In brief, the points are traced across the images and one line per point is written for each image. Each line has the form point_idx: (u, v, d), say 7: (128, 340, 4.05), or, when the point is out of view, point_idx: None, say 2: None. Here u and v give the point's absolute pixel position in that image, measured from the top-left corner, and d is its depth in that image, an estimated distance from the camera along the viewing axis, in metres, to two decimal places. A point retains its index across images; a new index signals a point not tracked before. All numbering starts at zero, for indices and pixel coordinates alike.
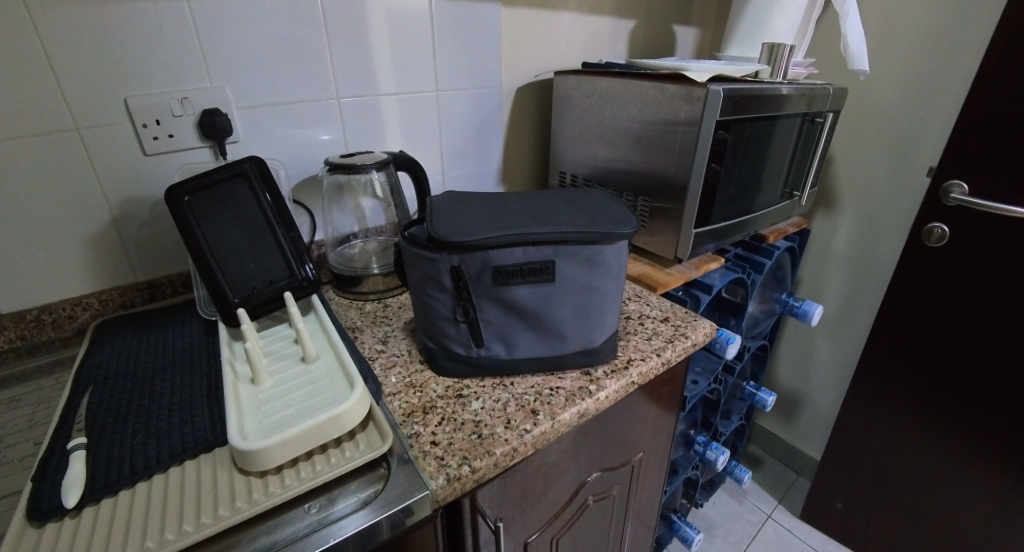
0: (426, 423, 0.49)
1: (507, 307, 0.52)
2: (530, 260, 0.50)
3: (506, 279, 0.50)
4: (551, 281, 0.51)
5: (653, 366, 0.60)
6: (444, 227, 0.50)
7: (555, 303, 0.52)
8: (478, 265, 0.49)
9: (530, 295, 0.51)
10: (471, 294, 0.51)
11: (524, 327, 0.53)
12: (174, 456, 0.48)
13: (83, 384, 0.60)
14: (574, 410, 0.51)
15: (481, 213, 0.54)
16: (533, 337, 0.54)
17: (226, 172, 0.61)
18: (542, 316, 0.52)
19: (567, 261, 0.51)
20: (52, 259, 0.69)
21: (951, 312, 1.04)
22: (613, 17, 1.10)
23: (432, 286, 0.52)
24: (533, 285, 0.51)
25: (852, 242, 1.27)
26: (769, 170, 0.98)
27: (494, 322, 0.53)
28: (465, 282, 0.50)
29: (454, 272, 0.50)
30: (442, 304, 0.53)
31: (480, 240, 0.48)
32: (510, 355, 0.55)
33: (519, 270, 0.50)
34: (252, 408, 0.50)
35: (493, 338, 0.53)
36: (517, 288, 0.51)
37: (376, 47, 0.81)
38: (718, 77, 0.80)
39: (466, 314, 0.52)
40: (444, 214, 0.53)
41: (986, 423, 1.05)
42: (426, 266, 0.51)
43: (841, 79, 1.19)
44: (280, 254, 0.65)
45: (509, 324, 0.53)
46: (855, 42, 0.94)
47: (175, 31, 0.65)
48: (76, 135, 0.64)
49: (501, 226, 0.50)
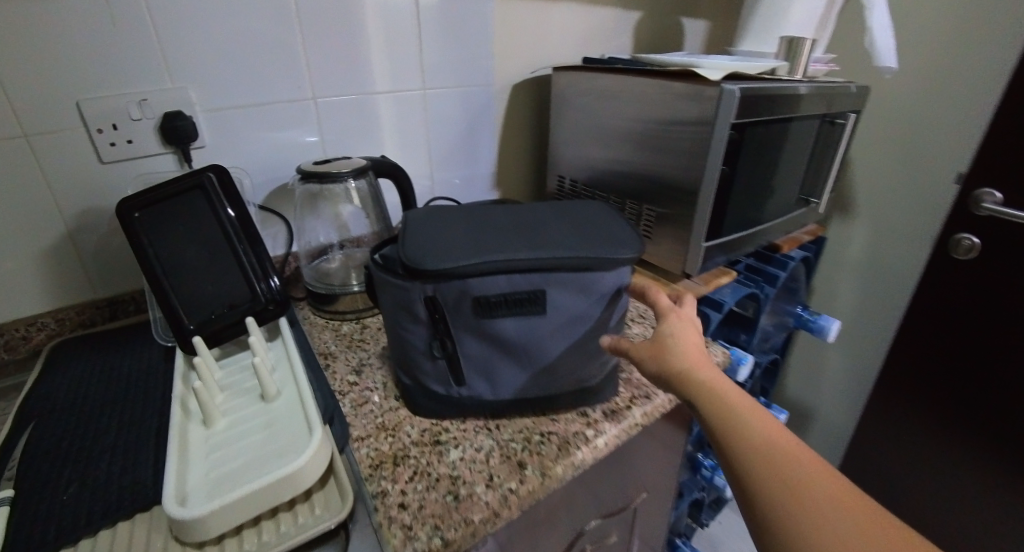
0: (396, 480, 0.43)
1: (491, 342, 0.45)
2: (516, 289, 0.43)
3: (489, 311, 0.43)
4: (540, 312, 0.44)
5: (660, 405, 0.52)
6: (418, 250, 0.43)
7: (546, 338, 0.45)
8: (456, 294, 0.43)
9: (518, 329, 0.44)
10: (450, 327, 0.44)
11: (512, 365, 0.46)
12: (106, 516, 0.42)
13: (25, 419, 0.54)
14: (569, 463, 0.44)
15: (462, 232, 0.47)
16: (523, 376, 0.47)
17: (181, 186, 0.54)
18: (532, 354, 0.46)
19: (560, 290, 0.44)
20: (1, 279, 0.62)
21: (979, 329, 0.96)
22: (616, 9, 1.03)
23: (405, 317, 0.45)
24: (520, 317, 0.44)
25: (869, 250, 1.20)
26: (782, 174, 0.90)
27: (476, 358, 0.46)
28: (442, 313, 0.44)
29: (428, 302, 0.43)
30: (417, 337, 0.46)
31: (459, 266, 0.41)
32: (496, 395, 0.48)
33: (504, 300, 0.43)
34: (198, 460, 0.44)
35: (476, 376, 0.47)
36: (502, 320, 0.44)
37: (358, 42, 0.74)
38: (732, 76, 0.72)
39: (444, 349, 0.45)
40: (419, 234, 0.46)
41: (1014, 452, 0.96)
42: (397, 294, 0.44)
43: (862, 75, 1.11)
44: (240, 273, 0.58)
45: (495, 362, 0.46)
46: (881, 35, 0.86)
47: (128, 25, 0.58)
48: (23, 142, 0.57)
49: (483, 249, 0.43)
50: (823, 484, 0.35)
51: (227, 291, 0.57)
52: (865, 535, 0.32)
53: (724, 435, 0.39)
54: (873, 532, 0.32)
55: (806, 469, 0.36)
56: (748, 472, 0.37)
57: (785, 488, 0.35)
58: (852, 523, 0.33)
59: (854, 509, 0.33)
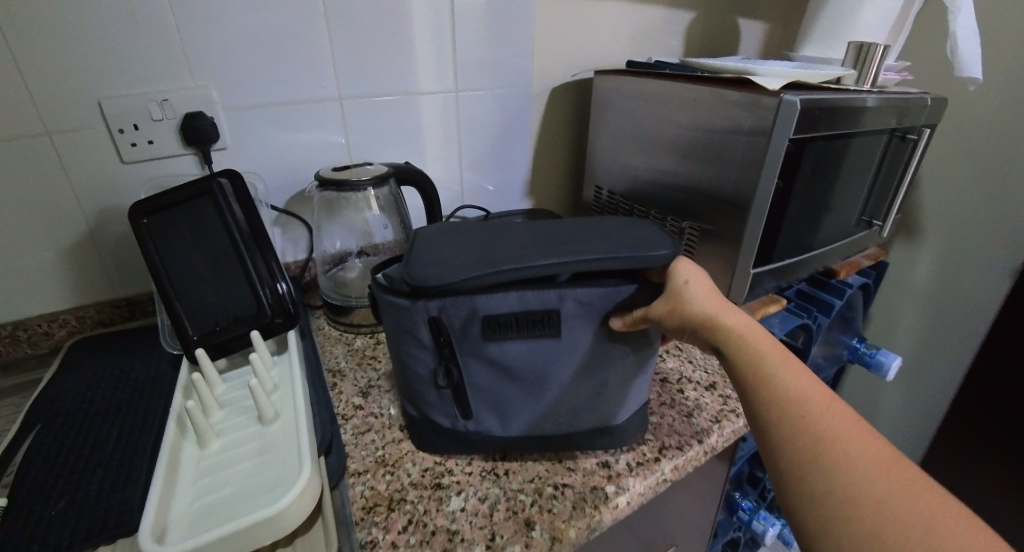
0: (387, 528, 0.38)
1: (499, 370, 0.40)
2: (529, 308, 0.38)
3: (499, 332, 0.39)
4: (556, 335, 0.39)
5: (693, 458, 0.46)
6: (419, 265, 0.38)
7: (563, 366, 0.40)
8: (463, 314, 0.38)
9: (530, 355, 0.40)
10: (456, 352, 0.40)
11: (524, 396, 0.41)
12: (86, 537, 0.40)
13: (32, 421, 0.53)
14: (583, 525, 0.39)
15: (470, 244, 0.41)
16: (536, 411, 0.42)
17: (190, 191, 0.52)
18: (546, 385, 0.41)
19: (578, 310, 0.39)
20: (26, 274, 0.63)
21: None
22: (666, 9, 0.96)
23: (408, 341, 0.41)
24: (534, 341, 0.39)
25: (940, 279, 1.08)
26: (844, 193, 0.82)
27: (484, 387, 0.41)
28: (448, 336, 0.39)
29: (432, 323, 0.39)
30: (420, 364, 0.41)
31: (462, 281, 0.36)
32: (506, 432, 0.43)
33: (515, 319, 0.38)
34: (183, 487, 0.41)
35: (484, 410, 0.42)
36: (512, 345, 0.39)
37: (387, 42, 0.70)
38: (793, 85, 0.65)
39: (449, 377, 0.41)
40: (423, 248, 0.41)
41: None
42: (399, 315, 0.39)
43: (942, 84, 1.00)
44: (247, 284, 0.55)
45: (504, 392, 0.41)
46: (966, 43, 0.75)
47: (150, 21, 0.57)
48: (47, 140, 0.57)
49: (490, 262, 0.37)
50: (856, 435, 0.33)
51: (232, 300, 0.54)
52: (901, 489, 0.30)
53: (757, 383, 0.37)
54: (909, 484, 0.30)
55: (840, 421, 0.33)
56: (775, 421, 0.35)
57: (816, 438, 0.33)
58: (889, 478, 0.31)
59: (890, 464, 0.31)
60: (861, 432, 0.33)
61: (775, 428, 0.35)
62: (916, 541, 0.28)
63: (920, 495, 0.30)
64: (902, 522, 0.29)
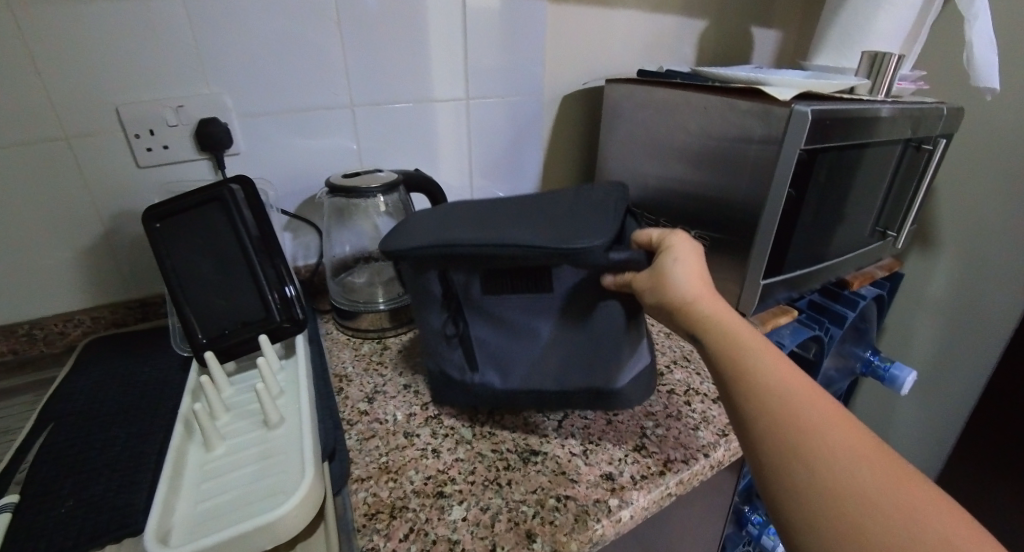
0: (389, 536, 0.38)
1: (500, 324, 0.44)
2: (520, 270, 0.41)
3: (498, 289, 0.43)
4: (549, 293, 0.42)
5: (698, 471, 0.45)
6: (420, 237, 0.43)
7: (556, 323, 0.44)
8: (464, 274, 0.42)
9: (527, 310, 0.43)
10: (461, 307, 0.44)
11: (523, 350, 0.45)
12: (94, 536, 0.40)
13: (45, 419, 0.54)
14: (585, 538, 0.38)
15: (475, 218, 0.45)
16: (533, 367, 0.46)
17: (201, 196, 0.53)
18: (542, 342, 0.45)
19: (567, 273, 0.41)
20: (43, 275, 0.64)
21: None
22: (679, 17, 0.96)
23: (420, 298, 0.46)
24: (530, 296, 0.43)
25: (958, 291, 1.06)
26: (858, 204, 0.80)
27: (488, 341, 0.45)
28: (453, 292, 0.44)
29: (441, 281, 0.43)
30: (430, 319, 0.46)
31: (452, 247, 0.40)
32: (505, 385, 0.47)
33: (510, 279, 0.42)
34: (188, 489, 0.41)
35: (487, 363, 0.46)
36: (511, 300, 0.43)
37: (398, 50, 0.71)
38: (804, 94, 0.64)
39: (456, 328, 0.45)
40: (432, 222, 0.46)
41: None
42: (410, 277, 0.45)
43: (959, 94, 0.99)
44: (256, 290, 0.55)
45: (506, 345, 0.45)
46: (984, 51, 0.73)
47: (167, 30, 0.58)
48: (66, 144, 0.59)
49: (481, 231, 0.41)
50: (838, 427, 0.32)
51: (240, 306, 0.54)
52: (883, 481, 0.29)
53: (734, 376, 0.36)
54: (890, 476, 0.30)
55: (822, 414, 0.33)
56: (755, 412, 0.34)
57: (799, 431, 0.32)
58: (872, 471, 0.30)
59: (873, 458, 0.31)
60: (843, 424, 0.32)
61: (756, 418, 0.34)
62: (901, 538, 0.27)
63: (902, 487, 0.29)
64: (886, 515, 0.28)
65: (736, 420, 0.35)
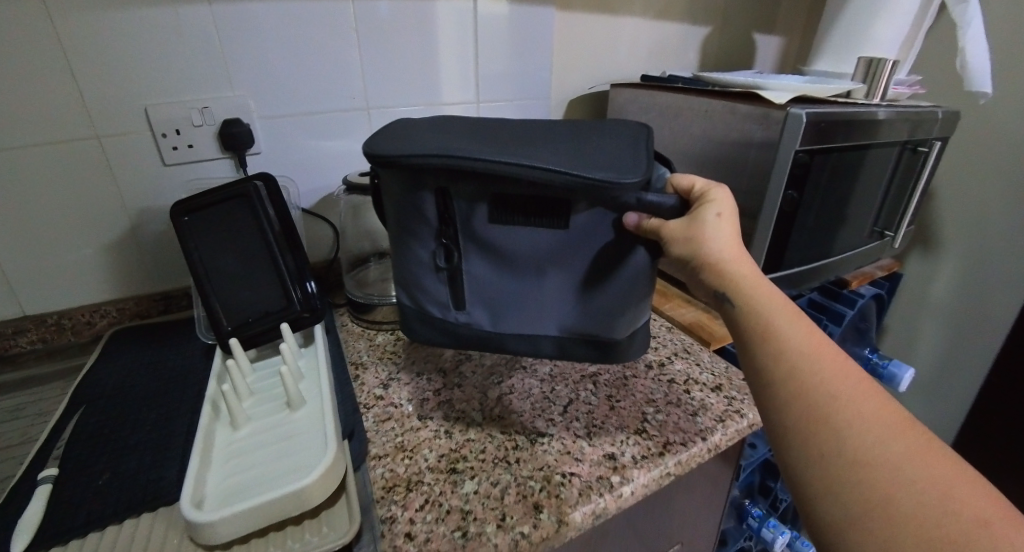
0: (406, 506, 0.41)
1: (497, 259, 0.42)
2: (536, 197, 0.38)
3: (505, 219, 0.40)
4: (563, 228, 0.39)
5: (696, 454, 0.48)
6: (423, 143, 0.39)
7: (563, 262, 0.41)
8: (470, 192, 0.39)
9: (534, 244, 0.40)
10: (458, 235, 0.41)
11: (518, 287, 0.43)
12: (131, 507, 0.43)
13: (78, 403, 0.57)
14: (588, 510, 0.41)
15: (489, 135, 0.41)
16: (529, 309, 0.44)
17: (226, 194, 0.55)
18: (543, 281, 0.42)
19: (588, 210, 0.38)
20: (72, 268, 0.67)
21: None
22: (682, 24, 0.99)
23: (412, 219, 0.42)
24: (538, 230, 0.40)
25: (957, 292, 1.08)
26: (857, 205, 0.83)
27: (481, 278, 0.43)
28: (452, 215, 0.41)
29: (440, 199, 0.40)
30: (420, 246, 0.43)
31: (468, 160, 0.36)
32: (493, 326, 0.46)
33: (520, 206, 0.39)
34: (217, 464, 0.44)
35: (476, 301, 0.45)
36: (512, 232, 0.40)
37: (412, 56, 0.74)
38: (800, 98, 0.67)
39: (448, 260, 0.42)
40: (434, 132, 0.42)
41: None
42: (403, 188, 0.40)
43: (956, 99, 1.01)
44: (277, 281, 0.58)
45: (500, 284, 0.43)
46: (977, 57, 0.76)
47: (194, 36, 0.61)
48: (97, 143, 0.61)
49: (500, 149, 0.38)
50: (870, 399, 0.33)
51: (263, 296, 0.58)
52: (913, 453, 0.31)
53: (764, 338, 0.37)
54: (920, 447, 0.31)
55: (855, 387, 0.34)
56: (785, 381, 0.35)
57: (829, 400, 0.33)
58: (902, 443, 0.31)
59: (903, 431, 0.32)
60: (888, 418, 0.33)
61: (786, 387, 0.35)
62: (931, 508, 0.29)
63: (931, 461, 0.31)
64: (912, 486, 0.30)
65: (764, 386, 0.36)
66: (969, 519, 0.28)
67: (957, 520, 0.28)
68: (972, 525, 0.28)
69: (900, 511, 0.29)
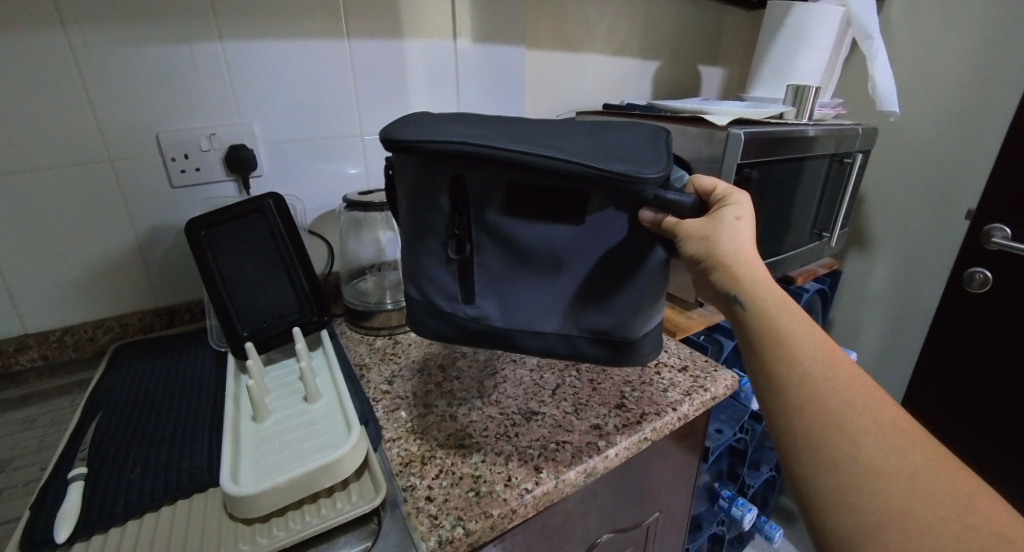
0: (423, 476, 0.47)
1: (511, 252, 0.44)
2: (555, 190, 0.41)
3: (519, 215, 0.43)
4: (578, 223, 0.42)
5: (669, 421, 0.56)
6: (443, 132, 0.42)
7: (578, 256, 0.44)
8: (485, 184, 0.42)
9: (549, 240, 0.43)
10: (472, 226, 0.44)
11: (530, 282, 0.45)
12: (168, 493, 0.47)
13: (94, 410, 0.60)
14: (581, 469, 0.48)
15: (511, 127, 0.44)
16: (547, 304, 0.46)
17: (245, 208, 0.64)
18: (560, 276, 0.45)
19: (603, 204, 0.41)
20: (79, 286, 0.70)
21: (1008, 357, 0.99)
22: (638, 58, 1.12)
23: (427, 209, 0.45)
24: (553, 226, 0.42)
25: (889, 285, 1.22)
26: (798, 211, 0.94)
27: (492, 271, 0.46)
28: (466, 206, 0.44)
29: (456, 188, 0.43)
30: (433, 236, 0.46)
31: (493, 149, 0.40)
32: (504, 320, 0.47)
33: (537, 200, 0.42)
34: (249, 446, 0.49)
35: (488, 296, 0.47)
36: (527, 227, 0.43)
37: (402, 86, 0.82)
38: (739, 121, 0.78)
39: (460, 251, 0.45)
40: (453, 122, 0.45)
41: None
42: (420, 173, 0.43)
43: (873, 120, 1.17)
44: (291, 289, 0.67)
45: (512, 277, 0.46)
46: (884, 83, 0.89)
47: (205, 71, 0.67)
48: (109, 166, 0.66)
49: (521, 141, 0.41)
50: (885, 410, 0.36)
51: (276, 301, 0.66)
52: (930, 466, 0.33)
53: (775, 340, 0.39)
54: (937, 462, 0.33)
55: (870, 399, 0.36)
56: (795, 383, 0.37)
57: (845, 408, 0.35)
58: (919, 454, 0.33)
59: (919, 443, 0.34)
60: (913, 436, 0.34)
61: (798, 392, 0.37)
62: (950, 522, 0.31)
63: (950, 473, 0.33)
64: (934, 498, 0.32)
65: (772, 390, 0.38)
66: (987, 534, 0.30)
67: (974, 534, 0.30)
68: (991, 540, 0.30)
69: (914, 521, 0.31)
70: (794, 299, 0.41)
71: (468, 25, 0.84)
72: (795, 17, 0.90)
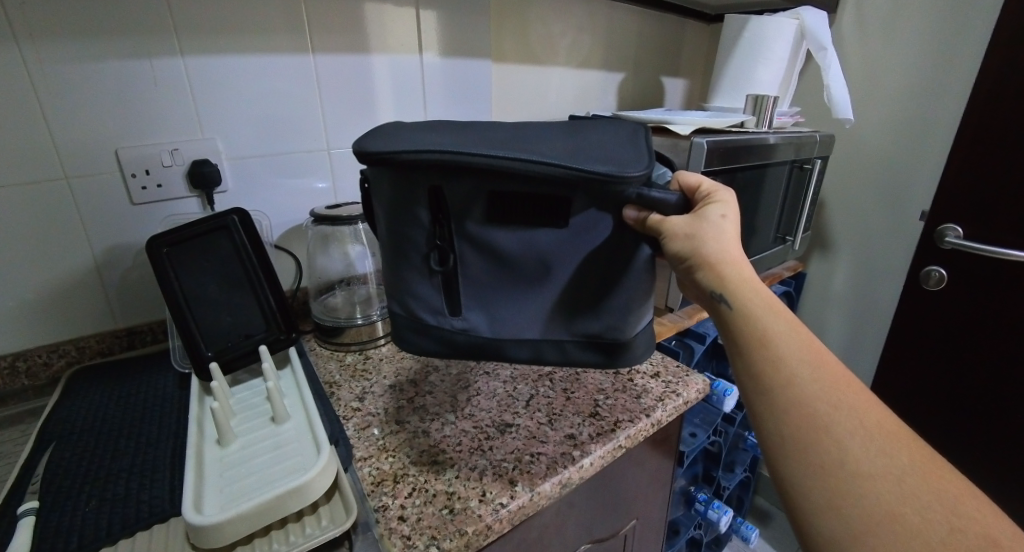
0: (396, 495, 0.46)
1: (493, 258, 0.44)
2: (538, 195, 0.41)
3: (497, 221, 0.42)
4: (560, 227, 0.42)
5: (643, 428, 0.56)
6: (418, 142, 0.42)
7: (562, 259, 0.44)
8: (464, 192, 0.42)
9: (530, 247, 0.43)
10: (452, 235, 0.44)
11: (513, 292, 0.46)
12: (126, 528, 0.44)
13: (47, 441, 0.57)
14: (556, 481, 0.48)
15: (487, 132, 0.44)
16: (530, 312, 0.46)
17: (208, 225, 0.62)
18: (542, 283, 0.45)
19: (585, 208, 0.41)
20: (30, 310, 0.66)
21: (965, 350, 1.04)
22: (602, 71, 1.14)
23: (405, 221, 0.44)
24: (531, 233, 0.43)
25: (850, 285, 1.27)
26: (761, 216, 0.97)
27: (473, 279, 0.45)
28: (447, 215, 0.43)
29: (433, 193, 0.42)
30: (415, 250, 0.45)
31: (471, 156, 0.40)
32: (490, 330, 0.47)
33: (517, 205, 0.42)
34: (214, 474, 0.47)
35: (472, 306, 0.46)
36: (508, 233, 0.43)
37: (369, 101, 0.82)
38: (702, 130, 0.80)
39: (443, 262, 0.45)
40: (424, 131, 0.45)
41: (1003, 468, 1.03)
42: (396, 186, 0.43)
43: (828, 127, 1.22)
44: (258, 305, 0.65)
45: (492, 287, 0.46)
46: (838, 92, 0.93)
47: (167, 85, 0.65)
48: (65, 184, 0.63)
49: (499, 147, 0.41)
50: (872, 412, 0.37)
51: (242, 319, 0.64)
52: (916, 467, 0.34)
53: (759, 341, 0.40)
54: (924, 464, 0.34)
55: (857, 401, 0.37)
56: (780, 384, 0.38)
57: (833, 411, 0.36)
58: (906, 456, 0.35)
59: (905, 444, 0.35)
60: (902, 438, 0.36)
61: (785, 395, 0.38)
62: (940, 525, 0.32)
63: (938, 475, 0.34)
64: (922, 500, 0.33)
65: (761, 391, 0.39)
66: (974, 536, 0.31)
67: (962, 538, 0.31)
68: (979, 542, 0.31)
69: (903, 525, 0.32)
70: (776, 298, 0.42)
71: (435, 40, 0.84)
72: (751, 31, 0.94)
